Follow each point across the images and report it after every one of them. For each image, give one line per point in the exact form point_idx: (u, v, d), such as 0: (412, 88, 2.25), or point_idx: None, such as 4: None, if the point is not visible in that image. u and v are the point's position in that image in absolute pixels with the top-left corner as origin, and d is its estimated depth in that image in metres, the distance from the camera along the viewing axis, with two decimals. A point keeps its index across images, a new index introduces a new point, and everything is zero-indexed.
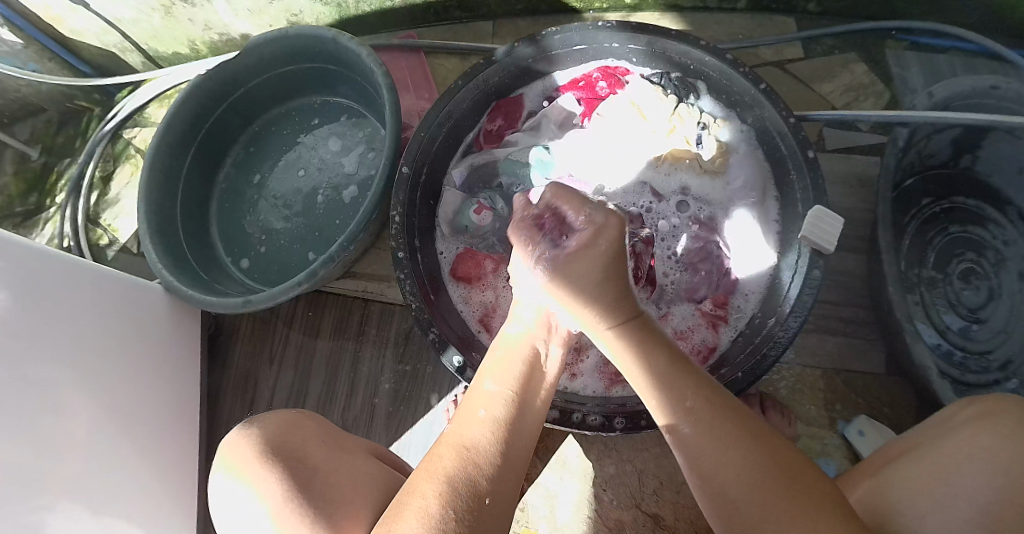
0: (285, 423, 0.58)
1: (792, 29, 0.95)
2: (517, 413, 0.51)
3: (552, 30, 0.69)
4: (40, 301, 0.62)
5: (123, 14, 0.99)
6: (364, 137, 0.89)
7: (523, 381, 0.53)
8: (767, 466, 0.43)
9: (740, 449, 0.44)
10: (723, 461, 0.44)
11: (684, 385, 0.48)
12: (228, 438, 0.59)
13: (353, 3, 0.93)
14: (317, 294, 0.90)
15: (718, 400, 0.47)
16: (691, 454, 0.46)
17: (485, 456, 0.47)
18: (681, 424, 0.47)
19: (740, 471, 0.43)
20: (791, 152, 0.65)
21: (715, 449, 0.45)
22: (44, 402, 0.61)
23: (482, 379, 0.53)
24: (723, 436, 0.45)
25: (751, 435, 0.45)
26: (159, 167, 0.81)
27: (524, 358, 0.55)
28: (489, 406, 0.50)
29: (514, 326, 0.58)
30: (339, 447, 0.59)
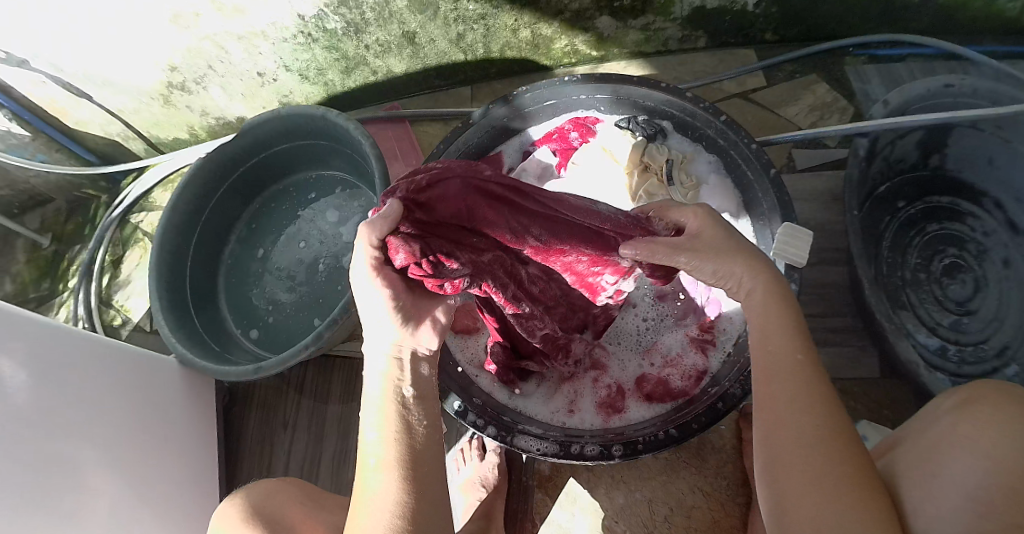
0: (268, 486, 0.61)
1: (753, 59, 1.00)
2: (410, 446, 0.47)
3: (523, 90, 0.75)
4: (58, 384, 0.66)
5: (125, 104, 1.05)
6: (360, 207, 0.94)
7: (405, 416, 0.48)
8: (843, 428, 0.44)
9: (820, 409, 0.45)
10: (808, 415, 0.44)
11: (791, 341, 0.49)
12: (218, 509, 0.62)
13: (339, 80, 1.00)
14: (325, 359, 0.93)
15: (811, 373, 0.47)
16: (773, 407, 0.46)
17: (397, 502, 0.44)
18: (773, 365, 0.48)
19: (818, 425, 0.44)
20: (757, 176, 0.70)
21: (791, 401, 0.46)
22: (66, 482, 0.64)
23: (364, 437, 0.49)
24: (809, 393, 0.46)
25: (836, 406, 0.45)
26: (167, 248, 0.86)
27: (392, 396, 0.49)
28: (379, 453, 0.47)
29: (370, 388, 0.51)
30: (318, 505, 0.62)
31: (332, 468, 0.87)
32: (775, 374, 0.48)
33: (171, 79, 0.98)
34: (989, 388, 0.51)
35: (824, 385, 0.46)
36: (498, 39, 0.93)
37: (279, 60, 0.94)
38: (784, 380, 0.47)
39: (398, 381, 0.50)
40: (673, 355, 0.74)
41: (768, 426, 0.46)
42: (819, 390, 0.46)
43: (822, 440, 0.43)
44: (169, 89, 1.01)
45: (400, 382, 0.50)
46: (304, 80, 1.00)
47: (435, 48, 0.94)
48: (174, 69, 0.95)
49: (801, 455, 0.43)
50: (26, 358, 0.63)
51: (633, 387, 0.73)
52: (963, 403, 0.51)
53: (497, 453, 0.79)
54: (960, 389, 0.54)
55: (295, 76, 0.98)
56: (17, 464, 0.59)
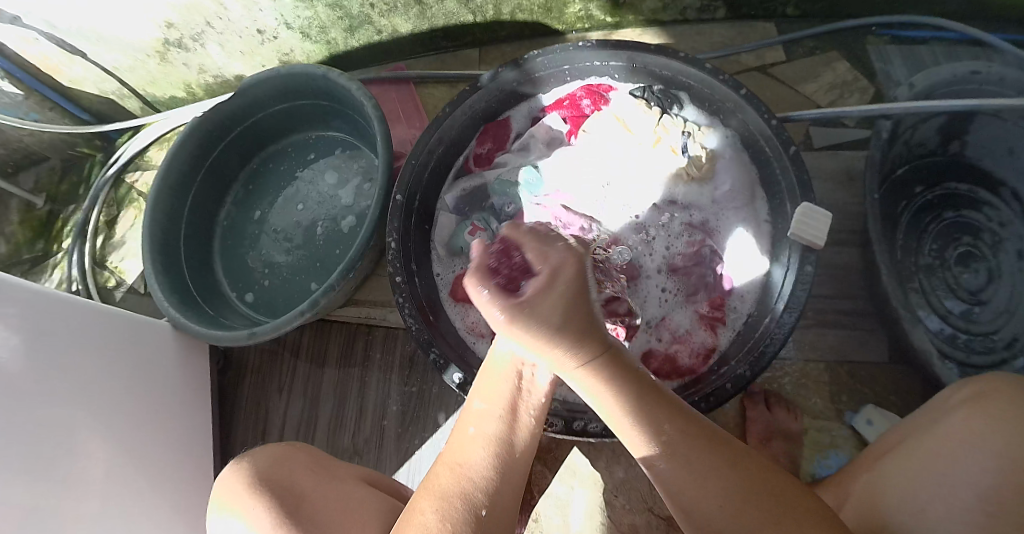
0: (273, 453, 0.60)
1: (772, 33, 0.97)
2: (510, 429, 0.49)
3: (534, 53, 0.71)
4: (48, 346, 0.64)
5: (120, 62, 1.02)
6: (360, 168, 0.91)
7: (515, 399, 0.50)
8: (757, 486, 0.43)
9: (712, 483, 0.43)
10: (706, 493, 0.43)
11: (655, 410, 0.46)
12: (222, 474, 0.60)
13: (342, 39, 0.96)
14: (322, 325, 0.91)
15: (682, 449, 0.44)
16: (672, 491, 0.45)
17: (479, 474, 0.47)
18: (656, 459, 0.45)
19: (716, 501, 0.43)
20: (776, 152, 0.67)
21: (692, 489, 0.43)
22: (57, 445, 0.62)
23: (473, 396, 0.52)
24: (696, 467, 0.44)
25: (733, 463, 0.44)
26: (161, 209, 0.83)
27: (511, 380, 0.50)
28: (481, 424, 0.49)
29: (499, 344, 0.52)
30: (329, 474, 0.60)
31: (327, 437, 0.86)
32: (656, 462, 0.45)
33: (168, 35, 0.94)
34: (1001, 382, 0.50)
35: (701, 438, 0.45)
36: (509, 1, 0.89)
37: (279, 17, 0.90)
38: (667, 453, 0.45)
39: (521, 368, 0.50)
40: (683, 333, 0.72)
41: (687, 512, 0.44)
42: (706, 457, 0.44)
43: (744, 508, 0.42)
44: (165, 46, 0.97)
45: (524, 369, 0.50)
46: (305, 39, 0.96)
47: (443, 8, 0.90)
48: (171, 26, 0.92)
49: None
50: (22, 324, 0.61)
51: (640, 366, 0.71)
52: (975, 397, 0.50)
53: None
54: (965, 383, 0.54)
55: (295, 34, 0.94)
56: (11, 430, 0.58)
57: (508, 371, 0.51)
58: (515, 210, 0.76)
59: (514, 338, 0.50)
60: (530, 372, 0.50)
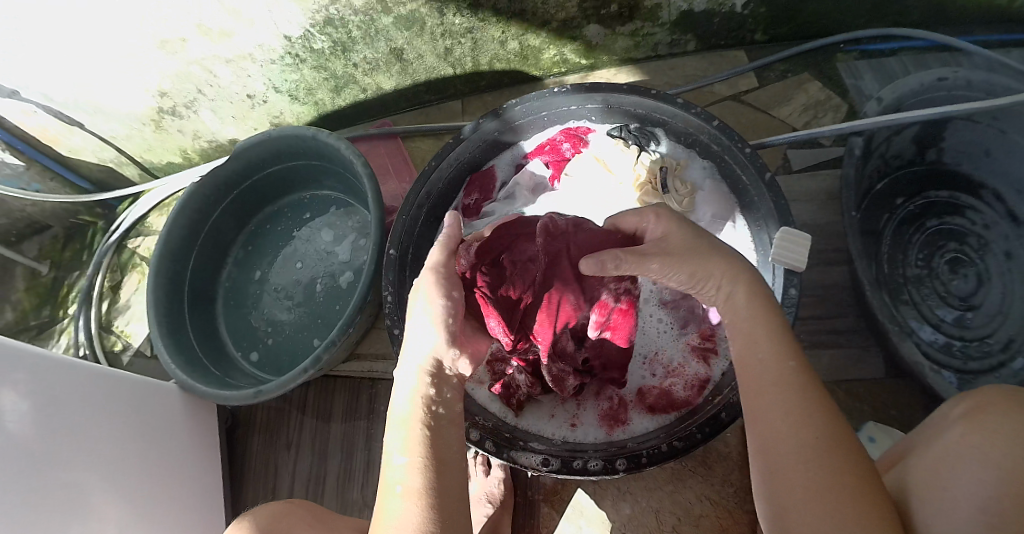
0: (275, 511, 0.60)
1: (744, 60, 1.00)
2: (436, 475, 0.47)
3: (513, 103, 0.74)
4: (59, 416, 0.65)
5: (118, 131, 1.05)
6: (355, 225, 0.94)
7: (430, 439, 0.49)
8: (842, 433, 0.44)
9: (813, 411, 0.45)
10: (796, 423, 0.44)
11: (779, 351, 0.48)
12: (225, 532, 0.60)
13: (329, 100, 1.00)
14: (326, 380, 0.92)
15: (800, 379, 0.46)
16: (761, 412, 0.47)
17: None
18: (764, 377, 0.48)
19: (813, 430, 0.44)
20: (753, 181, 0.69)
21: (786, 412, 0.45)
22: (68, 515, 0.63)
23: (391, 457, 0.49)
24: (802, 398, 0.45)
25: (836, 412, 0.45)
26: (163, 274, 0.85)
27: (420, 421, 0.50)
28: (406, 479, 0.47)
29: (399, 398, 0.53)
30: (328, 528, 0.61)
31: (337, 490, 0.87)
32: (766, 388, 0.47)
33: (162, 104, 0.98)
34: (996, 397, 0.51)
35: (818, 390, 0.46)
36: (486, 52, 0.93)
37: (268, 81, 0.94)
38: (772, 386, 0.47)
39: (424, 399, 0.52)
40: (676, 364, 0.73)
41: (761, 436, 0.46)
42: (816, 402, 0.45)
43: (825, 444, 0.43)
44: (160, 114, 1.01)
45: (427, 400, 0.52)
46: (293, 101, 1.00)
47: (423, 64, 0.94)
48: (164, 94, 0.96)
49: (799, 466, 0.43)
50: (29, 389, 0.62)
51: (635, 398, 0.73)
52: (972, 413, 0.51)
53: (502, 467, 0.78)
54: (963, 398, 0.55)
55: (284, 97, 0.98)
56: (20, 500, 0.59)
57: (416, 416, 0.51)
58: None
59: (412, 362, 0.55)
60: (435, 398, 0.52)
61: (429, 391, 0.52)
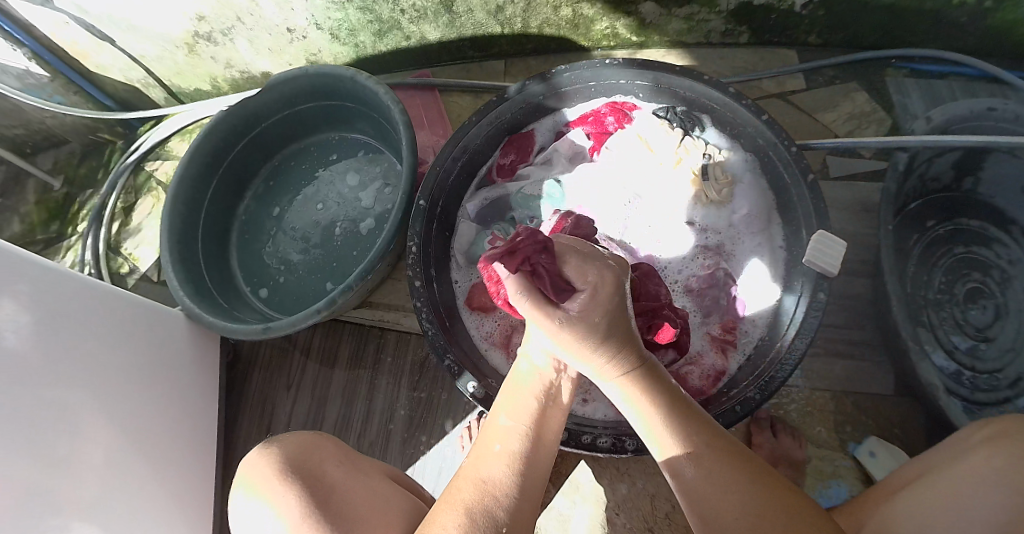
0: (305, 440, 0.59)
1: (794, 61, 0.98)
2: (533, 449, 0.50)
3: (562, 68, 0.72)
4: (57, 324, 0.64)
5: (148, 51, 1.03)
6: (381, 172, 0.92)
7: (539, 416, 0.51)
8: (786, 511, 0.43)
9: (740, 488, 0.45)
10: (730, 500, 0.44)
11: (684, 424, 0.48)
12: (246, 457, 0.59)
13: (371, 43, 0.98)
14: (334, 323, 0.92)
15: (714, 454, 0.47)
16: (694, 489, 0.46)
17: (501, 491, 0.47)
18: (684, 469, 0.47)
19: (740, 510, 0.44)
20: (794, 180, 0.68)
21: (714, 504, 0.45)
22: (58, 424, 0.63)
23: (496, 414, 0.52)
24: (720, 482, 0.45)
25: (755, 482, 0.45)
26: (183, 198, 0.84)
27: (537, 396, 0.52)
28: (505, 441, 0.49)
29: (529, 357, 0.54)
30: (357, 467, 0.60)
31: (331, 436, 0.86)
32: (682, 470, 0.47)
33: (198, 28, 0.96)
34: (1016, 425, 0.51)
35: (733, 468, 0.46)
36: (538, 15, 0.90)
37: (310, 17, 0.92)
38: (694, 469, 0.47)
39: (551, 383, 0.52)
40: (695, 353, 0.72)
41: (697, 515, 0.46)
42: (736, 477, 0.45)
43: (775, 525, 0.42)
44: (195, 38, 0.98)
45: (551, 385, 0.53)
46: (333, 40, 0.97)
47: (471, 19, 0.91)
48: (202, 19, 0.93)
49: None
50: (33, 300, 0.62)
51: None
52: (991, 438, 0.51)
53: None
54: (984, 424, 0.55)
55: (324, 35, 0.96)
56: (16, 403, 0.58)
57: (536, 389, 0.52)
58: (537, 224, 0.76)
59: (538, 344, 0.53)
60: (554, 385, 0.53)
61: (553, 376, 0.53)
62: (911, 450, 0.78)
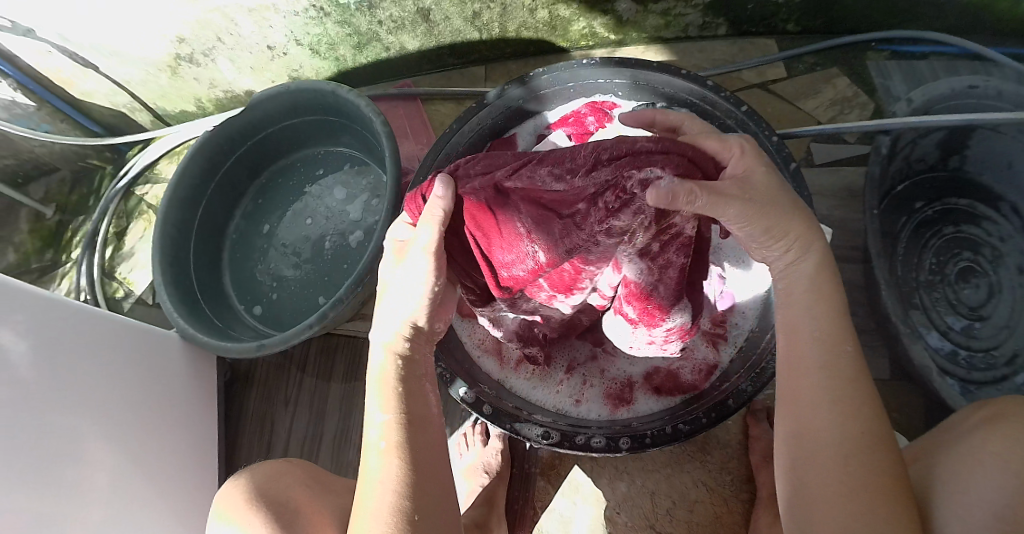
0: (270, 469, 0.60)
1: (773, 50, 0.98)
2: (416, 430, 0.49)
3: (540, 71, 0.74)
4: (56, 355, 0.65)
5: (132, 75, 1.03)
6: (367, 184, 0.93)
7: (404, 395, 0.50)
8: (879, 436, 0.46)
9: (860, 418, 0.46)
10: (841, 420, 0.46)
11: (830, 340, 0.49)
12: (220, 490, 0.60)
13: (350, 56, 0.98)
14: (328, 338, 0.92)
15: (855, 385, 0.47)
16: (802, 406, 0.48)
17: (395, 488, 0.45)
18: (815, 377, 0.48)
19: (842, 442, 0.45)
20: (777, 171, 0.69)
21: (829, 425, 0.46)
22: (61, 455, 0.63)
23: (366, 413, 0.50)
24: (855, 401, 0.47)
25: (874, 412, 0.47)
26: (171, 222, 0.84)
27: (397, 376, 0.51)
28: (386, 435, 0.48)
29: (373, 357, 0.54)
30: (325, 490, 0.61)
31: (332, 450, 0.87)
32: (805, 373, 0.49)
33: (179, 50, 0.96)
34: (1014, 404, 0.50)
35: (857, 402, 0.47)
36: (514, 19, 0.91)
37: (289, 34, 0.92)
38: (810, 401, 0.48)
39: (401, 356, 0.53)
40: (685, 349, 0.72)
41: (793, 428, 0.48)
42: (862, 400, 0.47)
43: (855, 450, 0.45)
44: (177, 60, 0.99)
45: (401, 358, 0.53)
46: (313, 55, 0.98)
47: (449, 26, 0.92)
48: (182, 41, 0.94)
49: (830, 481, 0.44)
50: (29, 334, 0.62)
51: (642, 380, 0.72)
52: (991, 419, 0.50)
53: (500, 438, 0.78)
54: (982, 405, 0.54)
55: (305, 50, 0.96)
56: (19, 436, 0.59)
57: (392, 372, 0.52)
58: None
59: (386, 323, 0.54)
60: (406, 362, 0.53)
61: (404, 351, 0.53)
62: (909, 432, 0.79)
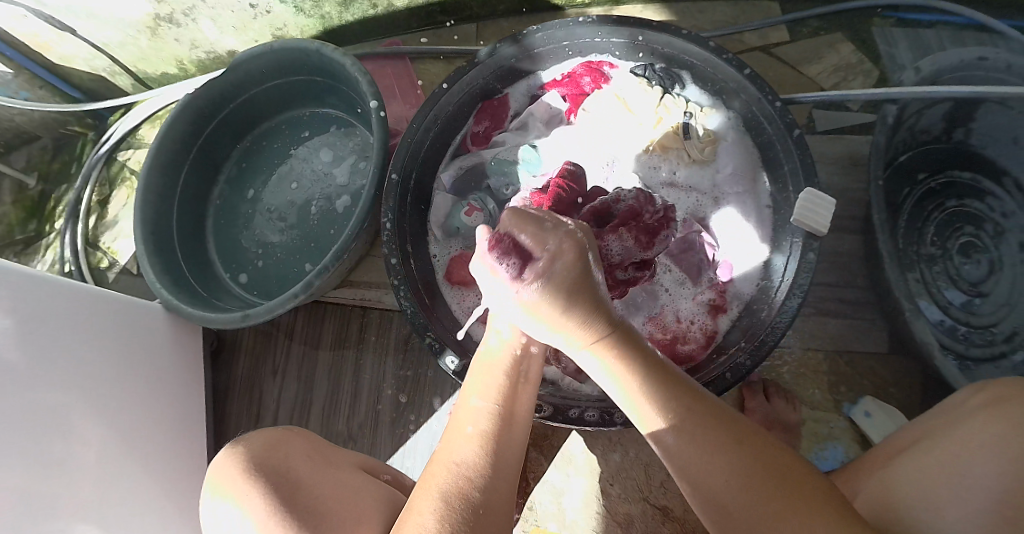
0: (270, 437, 0.58)
1: (777, 12, 0.94)
2: (506, 424, 0.49)
3: (534, 29, 0.69)
4: (39, 325, 0.63)
5: (110, 37, 0.99)
6: (355, 147, 0.90)
7: (507, 393, 0.50)
8: (773, 473, 0.42)
9: (724, 451, 0.43)
10: (708, 466, 0.43)
11: (660, 389, 0.47)
12: (216, 458, 0.58)
13: (337, 14, 0.94)
14: (316, 305, 0.90)
15: (686, 419, 0.45)
16: (679, 459, 0.44)
17: (478, 472, 0.45)
18: (669, 440, 0.45)
19: (724, 473, 0.42)
20: (778, 134, 0.66)
21: (699, 465, 0.43)
22: (47, 427, 0.62)
23: (467, 396, 0.51)
24: (699, 451, 0.43)
25: (738, 445, 0.44)
26: (152, 188, 0.81)
27: (506, 367, 0.52)
28: (476, 421, 0.49)
29: (495, 333, 0.54)
30: (325, 460, 0.59)
31: (322, 422, 0.86)
32: (666, 440, 0.45)
33: (159, 10, 0.92)
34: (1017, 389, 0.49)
35: (702, 412, 0.45)
36: None
37: None
38: (675, 440, 0.45)
39: (517, 351, 0.52)
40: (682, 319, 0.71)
41: (682, 480, 0.44)
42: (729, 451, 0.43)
43: (757, 490, 0.41)
44: (157, 21, 0.94)
45: (520, 351, 0.53)
46: (299, 13, 0.94)
47: None
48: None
49: (743, 521, 0.41)
50: (12, 303, 0.60)
51: None
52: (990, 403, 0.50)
53: None
54: (979, 387, 0.53)
55: (290, 8, 0.92)
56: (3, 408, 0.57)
57: (503, 361, 0.52)
58: (514, 191, 0.75)
59: (501, 319, 0.53)
60: (523, 355, 0.53)
61: (522, 347, 0.52)
62: (906, 406, 0.78)
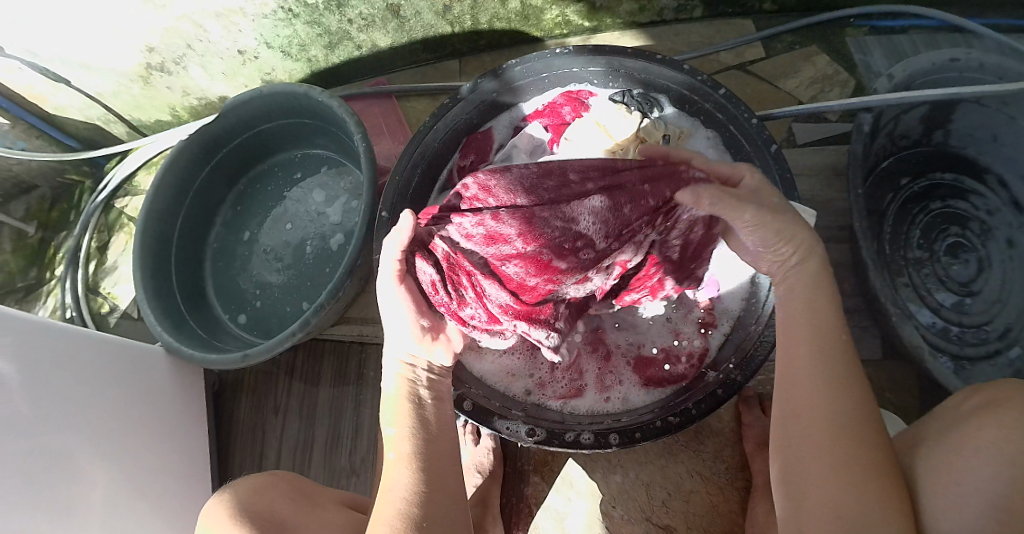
0: (255, 483, 0.59)
1: (751, 30, 0.97)
2: (423, 442, 0.53)
3: (513, 63, 0.72)
4: (44, 375, 0.64)
5: (104, 87, 1.01)
6: (347, 187, 0.92)
7: (417, 416, 0.55)
8: (862, 437, 0.47)
9: (854, 417, 0.48)
10: (824, 425, 0.48)
11: (819, 361, 0.51)
12: (206, 504, 0.59)
13: (324, 56, 0.97)
14: (314, 343, 0.91)
15: (851, 385, 0.49)
16: (795, 419, 0.50)
17: (412, 495, 0.50)
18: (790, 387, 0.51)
19: (835, 439, 0.47)
20: (756, 149, 0.68)
21: (813, 426, 0.49)
22: (54, 476, 0.62)
23: (383, 428, 0.56)
24: (825, 410, 0.49)
25: (861, 420, 0.48)
26: (150, 233, 0.83)
27: (407, 396, 0.57)
28: (398, 448, 0.53)
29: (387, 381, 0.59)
30: (310, 501, 0.60)
31: (324, 457, 0.86)
32: (826, 391, 0.49)
33: (150, 60, 0.94)
34: (1012, 389, 0.49)
35: (847, 387, 0.49)
36: (485, 11, 0.90)
37: (259, 37, 0.90)
38: (809, 398, 0.50)
39: (412, 381, 0.58)
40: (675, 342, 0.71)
41: (791, 433, 0.50)
42: (840, 407, 0.49)
43: (850, 449, 0.47)
44: (148, 70, 0.97)
45: (414, 382, 0.58)
46: (285, 57, 0.96)
47: (420, 21, 0.91)
48: (152, 50, 0.92)
49: (818, 476, 0.47)
50: (17, 355, 0.61)
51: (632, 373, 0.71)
52: (986, 404, 0.50)
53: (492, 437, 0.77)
54: (976, 387, 0.53)
55: (276, 53, 0.94)
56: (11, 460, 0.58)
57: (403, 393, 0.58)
58: None
59: (391, 366, 0.60)
60: (418, 381, 0.58)
61: (418, 379, 0.58)
62: (903, 410, 0.79)
